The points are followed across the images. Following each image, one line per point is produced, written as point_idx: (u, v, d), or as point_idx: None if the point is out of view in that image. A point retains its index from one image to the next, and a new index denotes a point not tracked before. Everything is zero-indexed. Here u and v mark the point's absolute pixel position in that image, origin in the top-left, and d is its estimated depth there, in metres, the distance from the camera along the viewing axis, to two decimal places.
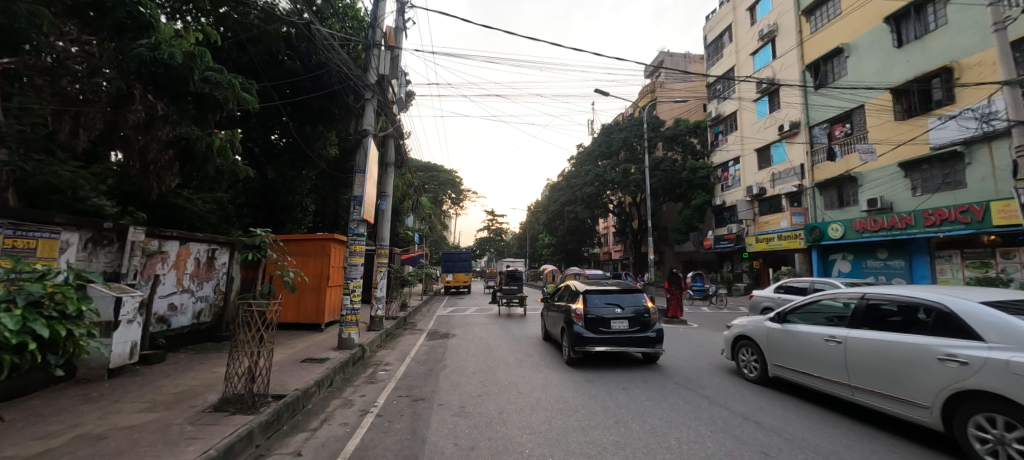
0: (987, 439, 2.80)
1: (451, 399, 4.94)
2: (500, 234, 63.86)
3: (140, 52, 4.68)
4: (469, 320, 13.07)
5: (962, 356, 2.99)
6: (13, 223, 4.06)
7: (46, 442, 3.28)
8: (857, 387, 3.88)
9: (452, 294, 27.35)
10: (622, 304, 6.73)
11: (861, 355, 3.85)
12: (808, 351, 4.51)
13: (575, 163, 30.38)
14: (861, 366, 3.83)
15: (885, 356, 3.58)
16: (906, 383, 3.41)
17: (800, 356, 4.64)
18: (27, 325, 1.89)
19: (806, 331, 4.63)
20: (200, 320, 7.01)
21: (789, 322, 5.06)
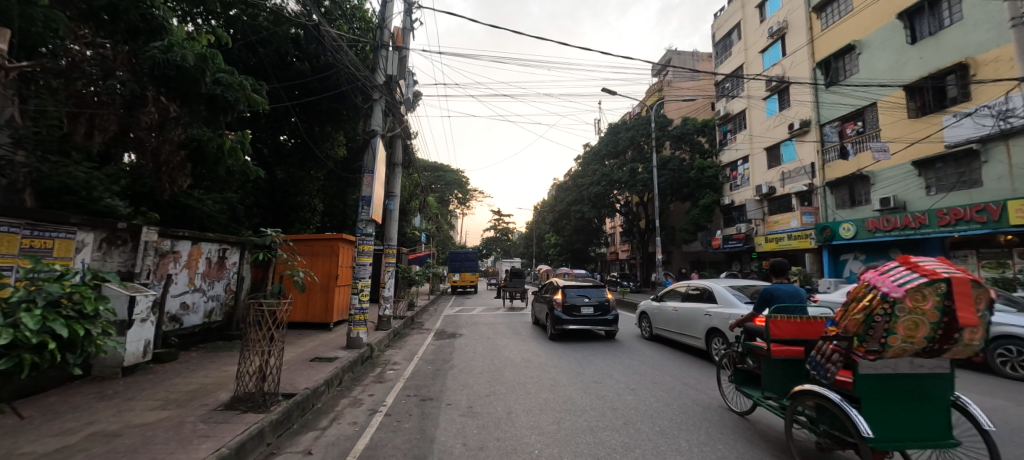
0: (717, 349, 6.52)
1: (460, 399, 4.95)
2: (507, 234, 63.66)
3: (153, 54, 4.77)
4: (477, 320, 13.06)
5: (711, 312, 6.65)
6: (30, 223, 4.13)
7: (62, 439, 3.33)
8: (683, 334, 7.50)
9: (459, 294, 27.39)
10: (590, 296, 9.11)
11: (684, 315, 7.51)
12: (666, 316, 8.15)
13: (582, 162, 30.31)
14: (683, 322, 7.48)
15: (691, 316, 7.22)
16: (695, 328, 7.08)
17: (664, 320, 8.25)
18: (50, 325, 1.88)
19: (667, 305, 8.26)
20: (211, 320, 7.09)
21: (663, 301, 8.64)
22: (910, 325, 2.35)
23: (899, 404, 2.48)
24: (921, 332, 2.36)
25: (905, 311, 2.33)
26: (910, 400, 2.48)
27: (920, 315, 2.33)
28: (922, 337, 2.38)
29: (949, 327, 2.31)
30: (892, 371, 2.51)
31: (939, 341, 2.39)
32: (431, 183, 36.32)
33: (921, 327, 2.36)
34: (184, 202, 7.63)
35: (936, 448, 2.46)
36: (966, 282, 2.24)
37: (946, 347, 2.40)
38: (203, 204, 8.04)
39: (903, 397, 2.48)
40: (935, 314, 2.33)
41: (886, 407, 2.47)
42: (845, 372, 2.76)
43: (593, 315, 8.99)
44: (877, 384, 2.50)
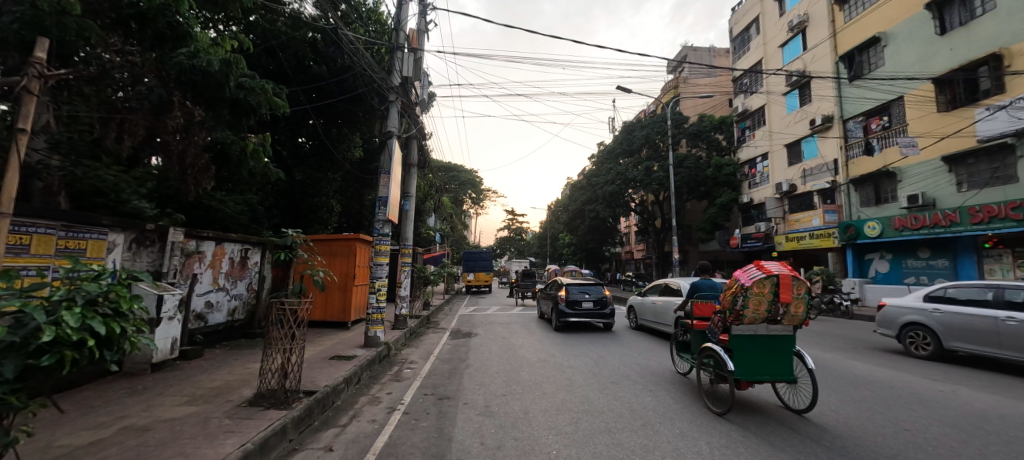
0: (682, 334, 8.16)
1: (476, 398, 4.97)
2: (520, 234, 63.56)
3: (179, 60, 4.93)
4: (492, 319, 13.08)
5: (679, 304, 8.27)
6: (64, 225, 4.30)
7: (95, 433, 3.45)
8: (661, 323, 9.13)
9: (474, 294, 27.48)
10: (590, 292, 10.47)
11: (661, 307, 9.12)
12: (647, 308, 9.76)
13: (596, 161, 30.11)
14: (660, 313, 9.10)
15: (665, 307, 8.82)
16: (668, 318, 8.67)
17: (646, 312, 9.84)
18: (88, 322, 1.93)
19: (648, 299, 9.87)
20: (234, 318, 7.27)
21: (646, 295, 10.24)
22: (757, 301, 4.17)
23: (759, 354, 4.26)
24: (765, 304, 4.19)
25: (755, 291, 4.15)
26: (766, 351, 4.26)
27: (762, 294, 4.17)
28: (766, 308, 4.21)
29: (778, 302, 4.19)
30: (754, 332, 4.25)
31: (775, 311, 4.24)
32: (445, 183, 36.49)
33: (764, 302, 4.20)
34: (206, 203, 7.84)
35: (778, 379, 4.24)
36: (785, 276, 4.15)
37: (779, 316, 4.25)
38: (225, 205, 8.23)
39: (759, 348, 4.25)
40: (770, 294, 4.19)
41: (749, 352, 4.22)
42: (726, 335, 4.54)
43: (593, 309, 10.29)
44: (745, 340, 4.25)
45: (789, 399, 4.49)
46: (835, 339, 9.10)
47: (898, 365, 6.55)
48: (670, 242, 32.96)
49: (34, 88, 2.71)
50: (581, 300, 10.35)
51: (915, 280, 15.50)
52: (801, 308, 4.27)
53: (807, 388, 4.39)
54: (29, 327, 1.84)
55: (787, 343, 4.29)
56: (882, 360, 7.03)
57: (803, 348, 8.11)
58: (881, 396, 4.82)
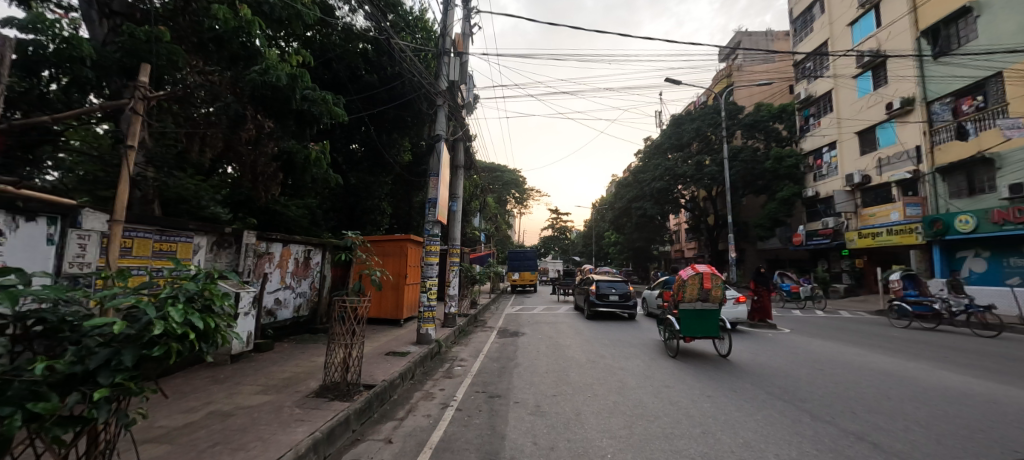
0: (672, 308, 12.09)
1: (527, 397, 4.98)
2: (564, 232, 62.68)
3: (252, 77, 5.28)
4: (538, 319, 13.06)
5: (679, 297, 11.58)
6: (158, 229, 4.85)
7: (187, 416, 3.86)
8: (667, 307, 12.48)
9: (519, 294, 27.57)
10: (616, 288, 13.31)
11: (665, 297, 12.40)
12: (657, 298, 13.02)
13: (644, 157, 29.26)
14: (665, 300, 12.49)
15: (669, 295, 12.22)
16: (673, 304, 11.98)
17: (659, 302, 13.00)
18: (188, 317, 2.16)
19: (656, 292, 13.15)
20: (299, 313, 7.80)
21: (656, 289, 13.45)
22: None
23: (696, 321, 7.12)
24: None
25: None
26: (701, 317, 7.07)
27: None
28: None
29: (704, 288, 7.11)
30: (693, 307, 7.09)
31: (703, 294, 7.12)
32: (489, 184, 36.84)
33: (696, 288, 7.15)
34: (272, 208, 8.49)
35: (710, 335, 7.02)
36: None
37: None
38: (288, 209, 8.81)
39: (696, 315, 7.09)
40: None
41: (690, 318, 7.05)
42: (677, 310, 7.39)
43: (618, 300, 13.17)
44: (689, 312, 7.09)
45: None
46: (923, 348, 8.19)
47: (1002, 378, 5.78)
48: (723, 239, 31.20)
49: (139, 108, 3.07)
50: (609, 293, 13.25)
51: (1020, 281, 13.58)
52: (721, 291, 7.17)
53: (729, 341, 7.20)
54: (142, 321, 2.09)
55: (714, 312, 7.14)
56: (980, 371, 6.24)
57: (882, 356, 7.40)
58: (981, 412, 4.28)
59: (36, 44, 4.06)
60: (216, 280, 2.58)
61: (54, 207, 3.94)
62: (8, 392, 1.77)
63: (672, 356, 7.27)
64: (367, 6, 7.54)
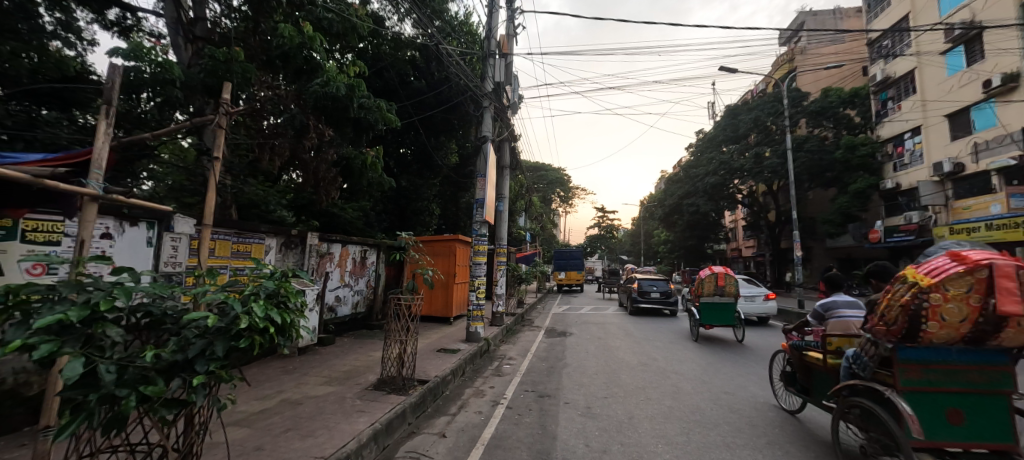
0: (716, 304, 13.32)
1: (577, 398, 4.93)
2: (610, 231, 60.67)
3: (315, 89, 5.64)
4: (586, 319, 12.85)
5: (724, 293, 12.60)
6: (236, 232, 5.34)
7: (263, 403, 4.22)
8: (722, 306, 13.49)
9: (565, 293, 27.29)
10: (658, 286, 14.31)
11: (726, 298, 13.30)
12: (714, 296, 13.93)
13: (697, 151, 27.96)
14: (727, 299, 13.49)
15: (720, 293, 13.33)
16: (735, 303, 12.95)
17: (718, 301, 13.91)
18: (268, 313, 2.35)
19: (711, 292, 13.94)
20: (357, 310, 8.24)
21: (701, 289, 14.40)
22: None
23: (714, 312, 8.93)
24: (970, 327, 2.48)
25: (941, 303, 2.43)
26: (718, 309, 8.88)
27: (962, 307, 2.42)
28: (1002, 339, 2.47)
29: (719, 285, 8.91)
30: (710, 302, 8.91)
31: (719, 290, 8.92)
32: (534, 183, 36.87)
33: (712, 286, 8.96)
34: (331, 211, 9.06)
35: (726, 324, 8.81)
36: (1008, 267, 2.28)
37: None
38: (345, 212, 9.34)
39: (714, 307, 8.91)
40: (984, 297, 2.37)
41: (708, 311, 8.90)
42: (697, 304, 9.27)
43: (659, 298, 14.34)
44: (709, 306, 8.91)
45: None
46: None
47: None
48: (785, 236, 28.94)
49: (224, 123, 3.42)
50: (650, 290, 14.27)
51: None
52: (734, 287, 8.91)
53: (744, 330, 8.85)
54: (231, 315, 2.30)
55: (730, 305, 8.90)
56: None
57: None
58: None
59: (137, 69, 4.60)
60: (291, 279, 2.80)
61: (152, 213, 4.44)
62: (126, 375, 2.04)
63: (694, 341, 9.10)
64: (416, 15, 7.83)
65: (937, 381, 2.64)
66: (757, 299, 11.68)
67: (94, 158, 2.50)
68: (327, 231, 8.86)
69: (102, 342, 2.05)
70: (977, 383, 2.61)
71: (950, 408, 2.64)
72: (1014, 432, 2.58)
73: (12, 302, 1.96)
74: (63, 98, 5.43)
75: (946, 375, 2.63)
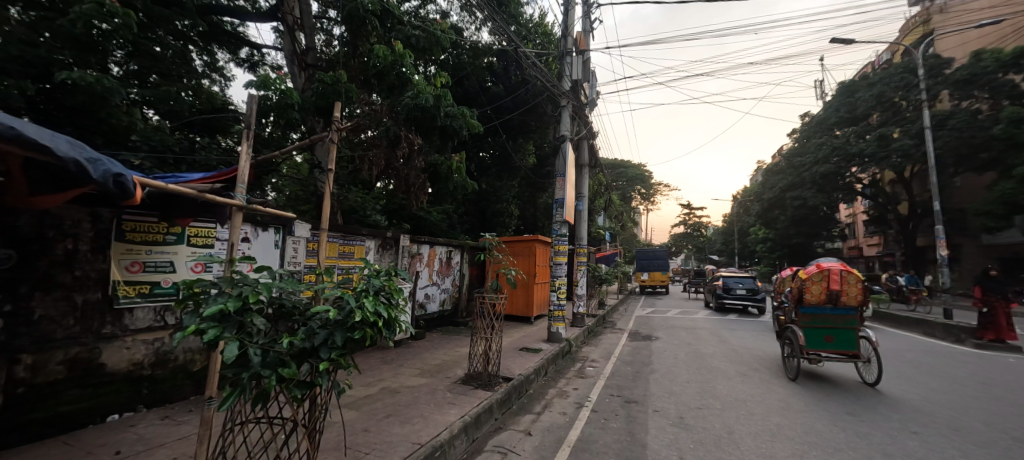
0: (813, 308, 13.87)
1: (667, 407, 4.66)
2: (698, 230, 55.61)
3: (407, 101, 6.10)
4: (674, 323, 12.04)
5: None
6: (342, 235, 6.01)
7: (367, 388, 4.68)
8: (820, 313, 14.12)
9: (648, 295, 25.94)
10: (743, 283, 14.67)
11: None
12: None
13: (803, 137, 24.73)
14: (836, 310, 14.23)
15: None
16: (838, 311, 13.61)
17: None
18: (377, 308, 2.62)
19: None
20: (444, 308, 8.72)
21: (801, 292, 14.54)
22: (855, 287, 5.75)
23: None
24: (825, 296, 5.83)
25: (810, 283, 5.86)
26: None
27: (818, 286, 5.83)
28: (844, 302, 5.81)
29: None
30: None
31: None
32: (613, 180, 35.62)
33: None
34: (419, 214, 9.71)
35: None
36: (835, 270, 5.76)
37: (860, 302, 5.83)
38: (430, 215, 9.94)
39: None
40: (828, 282, 5.80)
41: None
42: None
43: (746, 295, 14.61)
44: None
45: (865, 375, 5.84)
46: None
47: None
48: (921, 232, 24.21)
49: (335, 138, 3.91)
50: (737, 288, 14.66)
51: None
52: None
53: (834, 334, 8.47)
54: (345, 308, 2.57)
55: None
56: None
57: None
58: None
59: (265, 97, 5.39)
60: (393, 278, 3.06)
61: (278, 219, 5.18)
62: (268, 357, 2.40)
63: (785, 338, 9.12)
64: (494, 23, 8.04)
65: (816, 320, 5.89)
66: None
67: (239, 174, 2.97)
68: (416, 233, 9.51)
69: (251, 329, 2.43)
70: (838, 323, 5.86)
71: (825, 335, 5.89)
72: (855, 344, 5.80)
73: (187, 293, 2.42)
74: (212, 127, 6.69)
75: (822, 320, 5.88)
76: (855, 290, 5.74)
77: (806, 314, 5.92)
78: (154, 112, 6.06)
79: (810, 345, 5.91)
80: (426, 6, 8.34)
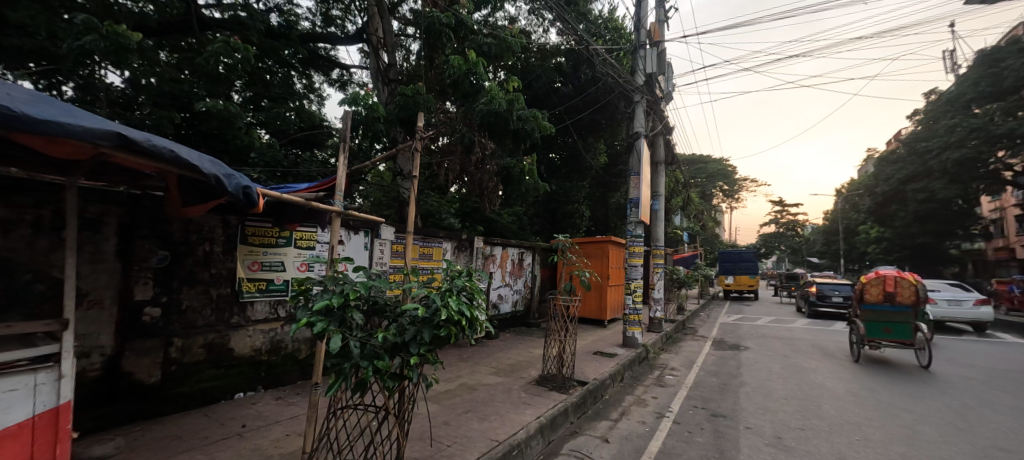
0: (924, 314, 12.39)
1: (761, 424, 4.24)
2: (793, 228, 49.55)
3: (482, 107, 6.33)
4: (765, 332, 10.91)
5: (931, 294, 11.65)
6: (422, 237, 6.39)
7: (447, 384, 4.91)
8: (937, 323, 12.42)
9: (733, 301, 23.81)
10: (839, 289, 13.50)
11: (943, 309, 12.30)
12: None
13: (928, 119, 20.93)
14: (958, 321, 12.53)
15: None
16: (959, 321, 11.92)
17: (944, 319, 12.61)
18: (460, 307, 2.73)
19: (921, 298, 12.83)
20: (516, 308, 8.85)
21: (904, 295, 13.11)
22: (911, 288, 6.98)
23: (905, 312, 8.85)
24: (883, 296, 7.15)
25: (868, 286, 7.27)
26: None
27: (875, 288, 7.20)
28: (900, 301, 7.05)
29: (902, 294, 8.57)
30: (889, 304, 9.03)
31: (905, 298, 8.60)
32: (691, 177, 33.41)
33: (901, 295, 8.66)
34: (491, 217, 9.96)
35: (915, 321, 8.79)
36: (889, 275, 7.07)
37: (917, 301, 6.99)
38: (501, 218, 10.16)
39: None
40: (884, 285, 7.14)
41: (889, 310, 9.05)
42: None
43: (844, 301, 13.31)
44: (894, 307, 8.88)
45: (921, 360, 7.09)
46: None
47: None
48: None
49: (418, 146, 4.18)
50: (833, 294, 13.51)
51: None
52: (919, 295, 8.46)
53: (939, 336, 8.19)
54: (432, 307, 2.72)
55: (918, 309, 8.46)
56: None
57: None
58: None
59: (355, 112, 5.92)
60: (473, 278, 3.16)
61: (367, 224, 5.64)
62: (366, 350, 2.63)
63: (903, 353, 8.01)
64: (564, 23, 7.99)
65: (875, 315, 7.26)
66: (965, 303, 11.12)
67: (337, 184, 3.30)
68: (489, 235, 9.77)
69: (351, 323, 2.67)
70: (896, 318, 7.13)
71: (884, 327, 7.23)
72: (911, 335, 7.04)
73: (298, 290, 2.74)
74: (311, 142, 7.54)
75: (880, 315, 7.21)
76: (909, 291, 6.96)
77: (866, 310, 7.32)
78: (266, 132, 6.96)
79: (870, 334, 7.35)
80: (495, 14, 8.58)
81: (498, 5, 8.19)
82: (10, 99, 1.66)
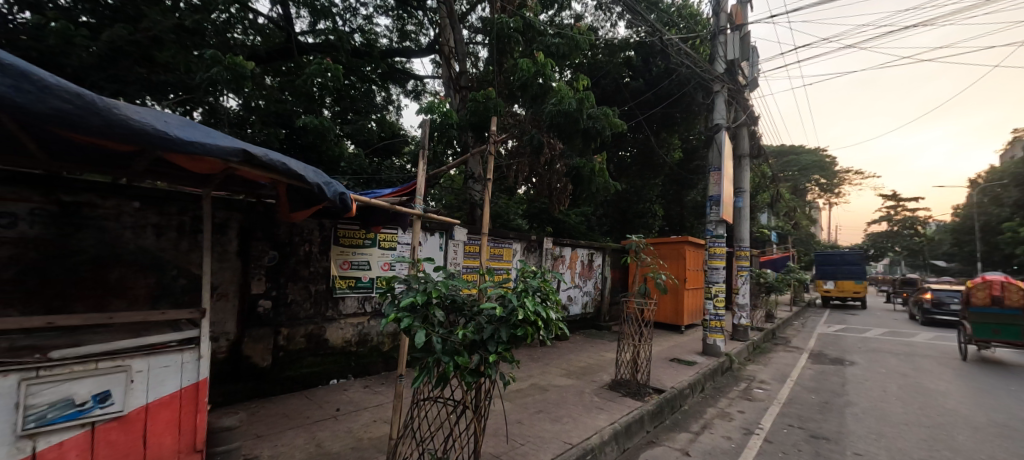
0: None
1: (874, 451, 3.72)
2: (911, 227, 42.42)
3: (551, 109, 6.35)
4: (875, 346, 9.50)
5: None
6: (493, 237, 6.59)
7: (519, 382, 5.00)
8: None
9: (834, 309, 21.03)
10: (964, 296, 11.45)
11: None
12: None
13: None
14: None
15: None
16: None
17: None
18: (536, 308, 2.76)
19: None
20: (586, 310, 8.71)
21: None
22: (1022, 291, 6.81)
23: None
24: (990, 299, 7.07)
25: (972, 289, 7.24)
26: None
27: (981, 291, 7.15)
28: (1009, 304, 6.91)
29: None
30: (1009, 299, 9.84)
31: None
32: (780, 171, 30.19)
33: None
34: (559, 217, 9.93)
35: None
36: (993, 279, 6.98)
37: None
38: (569, 218, 10.07)
39: None
40: (990, 288, 7.07)
41: None
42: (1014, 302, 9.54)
43: None
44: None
45: None
46: None
47: None
48: None
49: (491, 150, 4.34)
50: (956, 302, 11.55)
51: None
52: None
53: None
54: (508, 306, 2.79)
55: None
56: None
57: None
58: None
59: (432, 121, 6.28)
60: (548, 279, 3.18)
61: (442, 225, 5.94)
62: (447, 346, 2.75)
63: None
64: (634, 16, 7.76)
65: (982, 317, 7.18)
66: None
67: (418, 189, 3.53)
68: (558, 236, 9.75)
69: (433, 320, 2.83)
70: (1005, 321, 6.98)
71: (993, 329, 7.11)
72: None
73: (387, 287, 2.96)
74: (389, 150, 8.15)
75: (988, 317, 7.12)
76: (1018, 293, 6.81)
77: (972, 313, 7.25)
78: (352, 142, 7.66)
79: (978, 335, 7.28)
80: (562, 14, 8.54)
81: (565, 4, 8.17)
82: (166, 124, 1.97)
